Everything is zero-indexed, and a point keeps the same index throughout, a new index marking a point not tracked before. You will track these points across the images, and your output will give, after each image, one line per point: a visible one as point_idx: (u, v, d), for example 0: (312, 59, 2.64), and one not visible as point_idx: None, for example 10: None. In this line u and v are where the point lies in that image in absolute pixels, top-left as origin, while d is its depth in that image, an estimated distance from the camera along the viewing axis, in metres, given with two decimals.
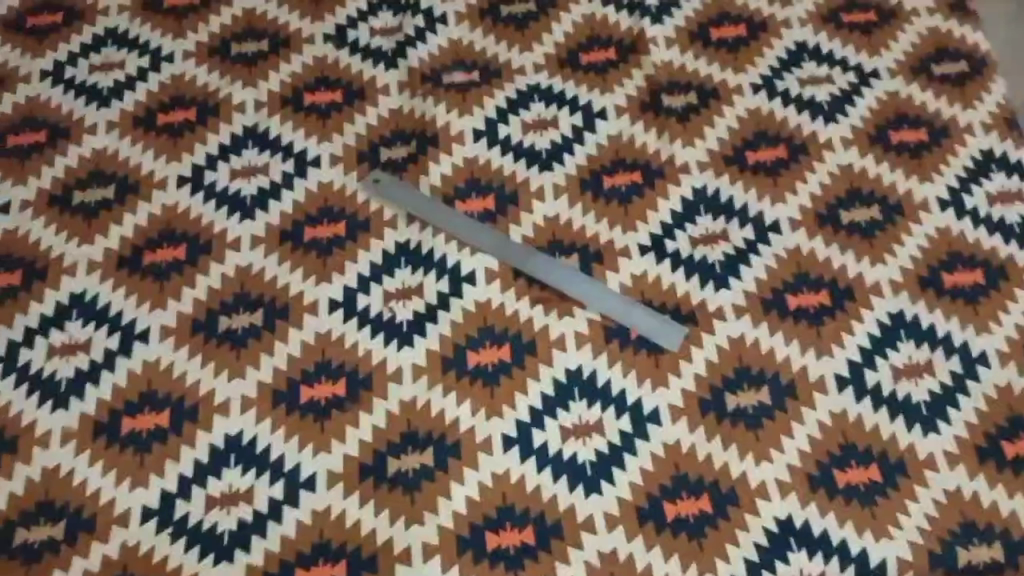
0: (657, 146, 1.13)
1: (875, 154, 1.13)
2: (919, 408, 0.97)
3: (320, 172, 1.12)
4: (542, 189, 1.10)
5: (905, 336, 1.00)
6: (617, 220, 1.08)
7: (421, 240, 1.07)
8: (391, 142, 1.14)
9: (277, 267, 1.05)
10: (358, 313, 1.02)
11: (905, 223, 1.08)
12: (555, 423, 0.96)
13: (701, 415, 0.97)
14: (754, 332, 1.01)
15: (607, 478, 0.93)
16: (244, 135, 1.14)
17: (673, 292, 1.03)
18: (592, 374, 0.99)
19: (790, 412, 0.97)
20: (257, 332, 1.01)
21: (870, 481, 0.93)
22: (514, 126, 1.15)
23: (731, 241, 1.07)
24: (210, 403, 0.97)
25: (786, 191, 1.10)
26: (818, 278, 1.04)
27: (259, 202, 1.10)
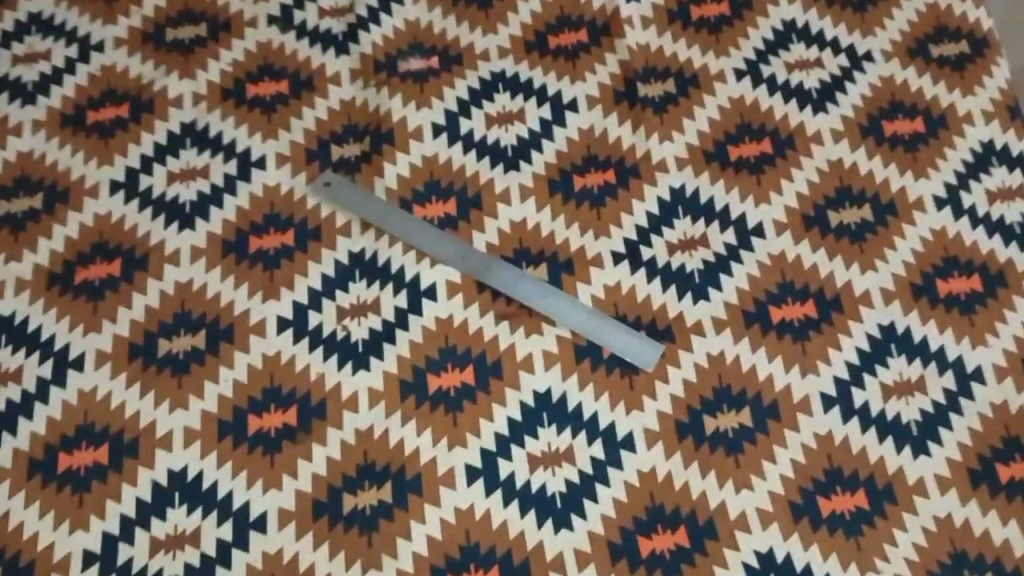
0: (632, 141, 1.04)
1: (866, 147, 1.04)
2: (910, 429, 0.91)
3: (265, 174, 1.03)
4: (508, 190, 1.02)
5: (895, 352, 0.94)
6: (589, 225, 1.00)
7: (377, 250, 0.99)
8: (342, 138, 1.05)
9: (220, 283, 0.97)
10: (310, 332, 0.95)
11: (897, 224, 1.00)
12: (521, 452, 0.90)
13: (678, 440, 0.91)
14: (734, 348, 0.94)
15: (578, 511, 0.88)
16: (182, 133, 1.05)
17: (649, 305, 0.96)
18: (563, 397, 0.92)
19: (773, 435, 0.91)
20: (200, 356, 0.94)
21: (857, 511, 0.88)
22: (477, 120, 1.05)
23: (711, 247, 0.99)
24: (151, 436, 0.90)
25: (770, 191, 1.02)
26: (804, 287, 0.97)
27: (200, 209, 1.01)
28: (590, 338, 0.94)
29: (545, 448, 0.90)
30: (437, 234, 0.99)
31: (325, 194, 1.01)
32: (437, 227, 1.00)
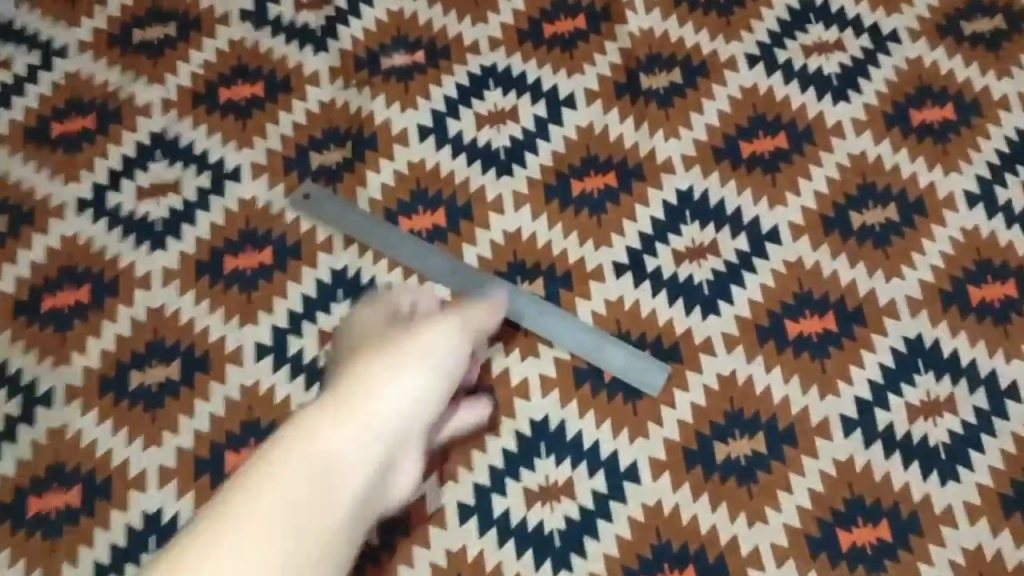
0: (635, 139, 0.96)
1: (891, 140, 0.95)
2: (938, 453, 0.84)
3: (240, 187, 0.97)
4: (500, 198, 0.94)
5: (923, 368, 0.86)
6: (589, 234, 0.93)
7: (361, 267, 0.93)
8: (321, 144, 0.98)
9: (195, 308, 0.92)
10: (290, 359, 0.90)
11: (926, 224, 0.92)
12: (517, 486, 0.85)
13: (685, 470, 0.84)
14: (747, 368, 0.87)
15: (578, 549, 0.83)
16: (152, 144, 0.99)
17: (654, 321, 0.89)
18: (561, 425, 0.86)
19: (788, 463, 0.84)
20: (174, 388, 0.89)
21: (880, 545, 0.82)
22: (466, 121, 0.97)
23: (722, 256, 0.91)
24: (125, 476, 0.86)
25: (786, 191, 0.93)
26: (823, 298, 0.89)
27: (171, 227, 0.95)
28: (593, 360, 0.88)
29: (541, 481, 0.85)
30: (425, 249, 0.92)
31: (304, 208, 0.95)
32: (424, 240, 0.93)
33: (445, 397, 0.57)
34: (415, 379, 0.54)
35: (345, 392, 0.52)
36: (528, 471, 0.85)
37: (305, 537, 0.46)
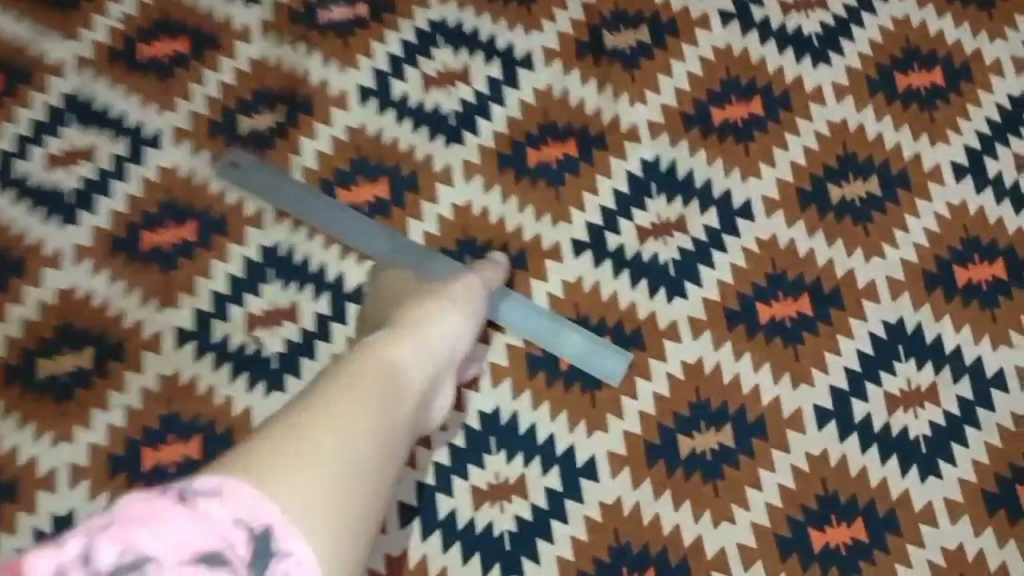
0: (598, 104, 0.87)
1: (875, 106, 0.88)
2: (918, 447, 0.78)
3: (161, 155, 0.87)
4: (449, 168, 0.86)
5: (904, 355, 0.80)
6: (546, 209, 0.85)
7: (293, 245, 0.84)
8: (252, 107, 0.88)
9: (110, 289, 0.83)
10: (215, 347, 0.82)
11: (909, 199, 0.85)
12: (464, 484, 0.78)
13: (647, 465, 0.78)
14: (715, 355, 0.80)
15: (530, 552, 0.76)
16: (63, 107, 0.89)
17: (616, 305, 0.82)
18: (513, 418, 0.79)
19: (757, 458, 0.78)
20: (87, 378, 0.81)
21: (854, 545, 0.76)
22: (411, 82, 0.88)
23: (690, 233, 0.84)
24: (32, 475, 0.78)
25: (761, 162, 0.85)
26: (799, 279, 0.82)
27: (84, 199, 0.86)
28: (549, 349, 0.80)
29: (492, 480, 0.78)
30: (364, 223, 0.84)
31: (231, 176, 0.86)
32: (363, 214, 0.85)
33: (475, 340, 0.69)
34: (460, 315, 0.66)
35: (402, 322, 0.62)
36: (477, 470, 0.78)
37: (398, 391, 0.53)
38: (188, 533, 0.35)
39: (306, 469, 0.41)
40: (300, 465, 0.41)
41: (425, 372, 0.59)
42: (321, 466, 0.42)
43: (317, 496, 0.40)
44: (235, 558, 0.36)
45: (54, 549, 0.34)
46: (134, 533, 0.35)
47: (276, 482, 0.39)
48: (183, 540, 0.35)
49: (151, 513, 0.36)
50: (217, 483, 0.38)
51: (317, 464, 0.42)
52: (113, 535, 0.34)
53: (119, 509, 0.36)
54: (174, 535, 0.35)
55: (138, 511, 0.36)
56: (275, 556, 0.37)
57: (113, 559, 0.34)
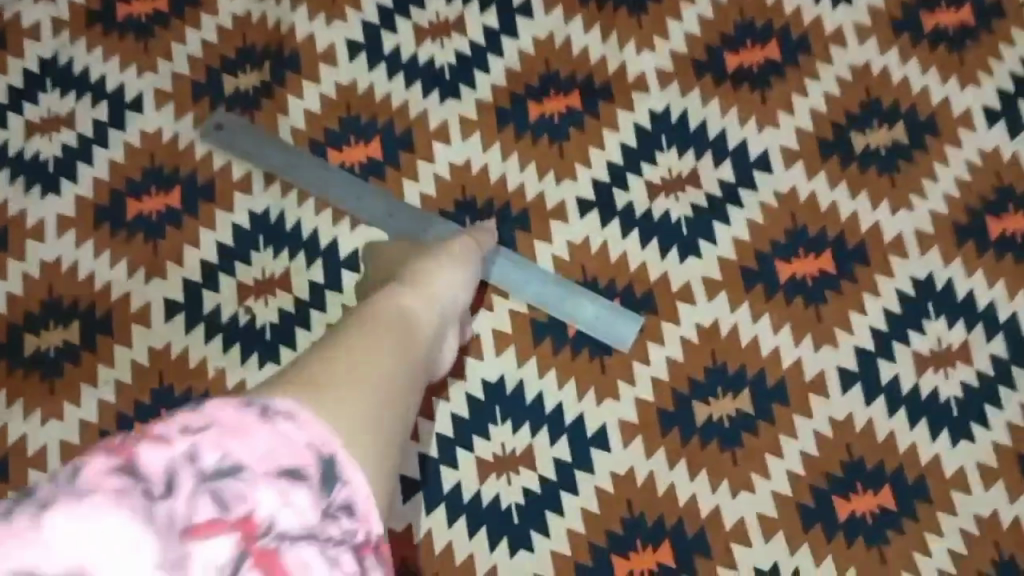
0: (602, 52, 0.82)
1: (900, 50, 0.81)
2: (949, 410, 0.73)
3: (143, 119, 0.83)
4: (445, 125, 0.81)
5: (934, 314, 0.75)
6: (549, 166, 0.80)
7: (283, 210, 0.80)
8: (236, 65, 0.83)
9: (95, 261, 0.79)
10: (205, 318, 0.78)
11: (938, 146, 0.79)
12: (469, 456, 0.74)
13: (661, 434, 0.74)
14: (731, 317, 0.75)
15: (539, 526, 0.73)
16: (40, 72, 0.84)
17: (625, 266, 0.77)
18: (518, 387, 0.75)
19: (777, 424, 0.73)
20: (75, 354, 0.77)
21: (881, 514, 0.72)
22: (403, 35, 0.83)
23: (703, 188, 0.78)
24: (23, 454, 0.75)
25: (778, 110, 0.80)
26: (820, 235, 0.77)
27: (65, 167, 0.82)
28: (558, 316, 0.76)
29: (498, 452, 0.74)
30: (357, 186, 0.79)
31: (214, 138, 0.81)
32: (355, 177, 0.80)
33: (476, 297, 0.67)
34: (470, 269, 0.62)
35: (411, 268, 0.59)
36: (482, 441, 0.74)
37: (421, 327, 0.52)
38: (275, 449, 0.36)
39: (345, 405, 0.40)
40: (342, 400, 0.40)
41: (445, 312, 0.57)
42: (358, 402, 0.41)
43: (360, 428, 0.40)
44: (311, 480, 0.36)
45: (164, 443, 0.35)
46: (228, 443, 0.36)
47: (323, 416, 0.39)
48: (268, 456, 0.36)
49: (243, 423, 0.36)
50: (289, 404, 0.38)
51: (357, 399, 0.41)
52: (211, 439, 0.35)
53: (218, 411, 0.37)
54: (264, 448, 0.36)
55: (232, 418, 0.36)
56: (340, 483, 0.37)
57: (209, 463, 0.35)
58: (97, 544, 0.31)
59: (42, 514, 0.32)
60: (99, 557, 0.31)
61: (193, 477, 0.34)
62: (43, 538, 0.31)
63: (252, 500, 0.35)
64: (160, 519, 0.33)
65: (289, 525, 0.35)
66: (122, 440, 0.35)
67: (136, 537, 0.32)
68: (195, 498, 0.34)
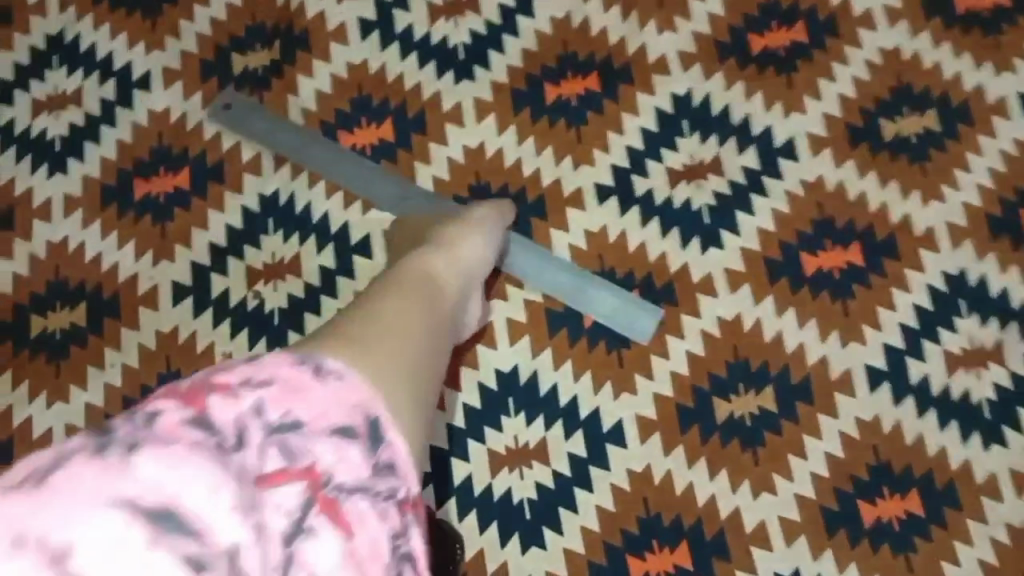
0: (622, 33, 0.79)
1: (932, 32, 0.77)
2: (981, 412, 0.70)
3: (150, 98, 0.81)
4: (459, 107, 0.78)
5: (967, 311, 0.72)
6: (567, 151, 0.77)
7: (293, 192, 0.78)
8: (246, 44, 0.81)
9: (100, 242, 0.78)
10: (213, 303, 0.76)
11: (973, 135, 0.75)
12: (480, 447, 0.72)
13: (680, 432, 0.71)
14: (754, 310, 0.73)
15: (552, 523, 0.70)
16: (47, 49, 0.82)
17: (644, 256, 0.75)
18: (533, 378, 0.73)
19: (801, 423, 0.71)
20: (80, 337, 0.76)
21: (909, 520, 0.69)
22: (416, 13, 0.80)
23: (727, 176, 0.76)
24: (26, 439, 0.74)
25: (805, 96, 0.77)
26: (848, 227, 0.74)
27: (72, 146, 0.80)
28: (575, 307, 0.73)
29: (510, 444, 0.72)
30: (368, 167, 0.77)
31: (222, 118, 0.79)
32: (366, 159, 0.78)
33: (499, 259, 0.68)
34: (494, 235, 0.64)
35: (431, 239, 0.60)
36: (495, 433, 0.72)
37: (444, 296, 0.52)
38: (335, 408, 0.35)
39: (384, 356, 0.40)
40: (381, 353, 0.39)
41: (466, 280, 0.58)
42: (395, 356, 0.40)
43: (399, 380, 0.39)
44: (368, 437, 0.36)
45: (231, 397, 0.33)
46: (292, 400, 0.34)
47: (364, 365, 0.38)
48: (330, 409, 0.35)
49: (303, 378, 0.36)
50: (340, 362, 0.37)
51: (394, 352, 0.40)
52: (275, 394, 0.34)
53: (279, 365, 0.36)
54: (325, 405, 0.35)
55: (294, 373, 0.36)
56: (387, 443, 0.37)
57: (276, 416, 0.34)
58: (179, 482, 0.29)
59: (115, 457, 0.30)
60: (182, 496, 0.29)
61: (263, 428, 0.33)
62: (132, 475, 0.29)
63: (318, 453, 0.34)
64: (234, 466, 0.31)
65: (350, 480, 0.34)
66: (186, 388, 0.33)
67: (214, 480, 0.30)
68: (264, 453, 0.33)
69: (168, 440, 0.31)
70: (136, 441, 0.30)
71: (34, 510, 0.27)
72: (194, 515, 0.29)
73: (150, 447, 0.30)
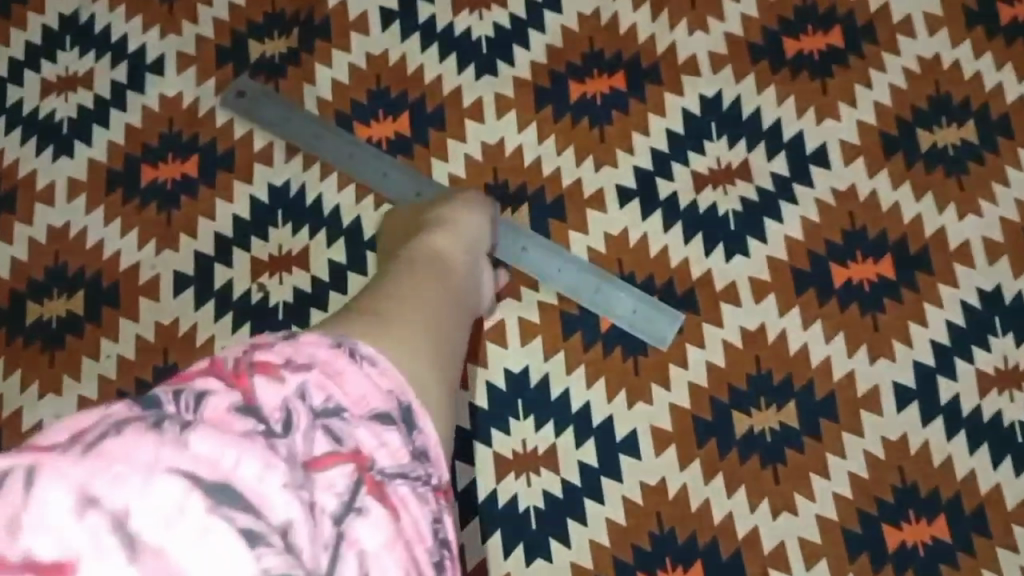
0: (651, 32, 0.76)
1: (973, 40, 0.75)
2: (1014, 436, 0.67)
3: (162, 83, 0.79)
4: (480, 102, 0.76)
5: (1003, 330, 0.69)
6: (589, 150, 0.74)
7: (305, 183, 0.75)
8: (263, 31, 0.79)
9: (104, 228, 0.75)
10: (216, 294, 0.73)
11: (1013, 147, 0.72)
12: (487, 452, 0.69)
13: (697, 445, 0.68)
14: (779, 322, 0.70)
15: (559, 536, 0.67)
16: (60, 30, 0.81)
17: (666, 261, 0.72)
18: (544, 382, 0.70)
19: (824, 441, 0.68)
20: (77, 326, 0.73)
21: (935, 545, 0.66)
22: (439, 5, 0.78)
23: (754, 181, 0.73)
24: (16, 428, 0.71)
25: (839, 101, 0.74)
26: (879, 238, 0.71)
27: (80, 130, 0.78)
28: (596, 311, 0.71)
29: (518, 448, 0.69)
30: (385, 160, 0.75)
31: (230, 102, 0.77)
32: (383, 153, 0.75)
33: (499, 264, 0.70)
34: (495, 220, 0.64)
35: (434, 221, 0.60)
36: (502, 436, 0.69)
37: (457, 276, 0.53)
38: (371, 394, 0.37)
39: (406, 347, 0.42)
40: (402, 341, 0.42)
41: (473, 256, 0.58)
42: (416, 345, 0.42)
43: (424, 370, 0.42)
44: (402, 422, 0.38)
45: (276, 380, 0.35)
46: (332, 384, 0.36)
47: (389, 355, 0.40)
48: (366, 395, 0.37)
49: (340, 363, 0.38)
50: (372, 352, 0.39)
51: (416, 342, 0.43)
52: (317, 379, 0.36)
53: (316, 347, 0.38)
54: (362, 390, 0.37)
55: (331, 357, 0.38)
56: (419, 430, 0.39)
57: (319, 401, 0.35)
58: (234, 459, 0.32)
59: (172, 432, 0.32)
60: (237, 472, 0.31)
61: (308, 410, 0.35)
62: (185, 450, 0.31)
63: (361, 436, 0.36)
64: (283, 447, 0.33)
65: (388, 462, 0.36)
66: (231, 369, 0.35)
67: (266, 459, 0.32)
68: (311, 435, 0.34)
69: (222, 421, 0.33)
70: (192, 419, 0.32)
71: (96, 473, 0.29)
72: (249, 490, 0.31)
73: (204, 427, 0.32)
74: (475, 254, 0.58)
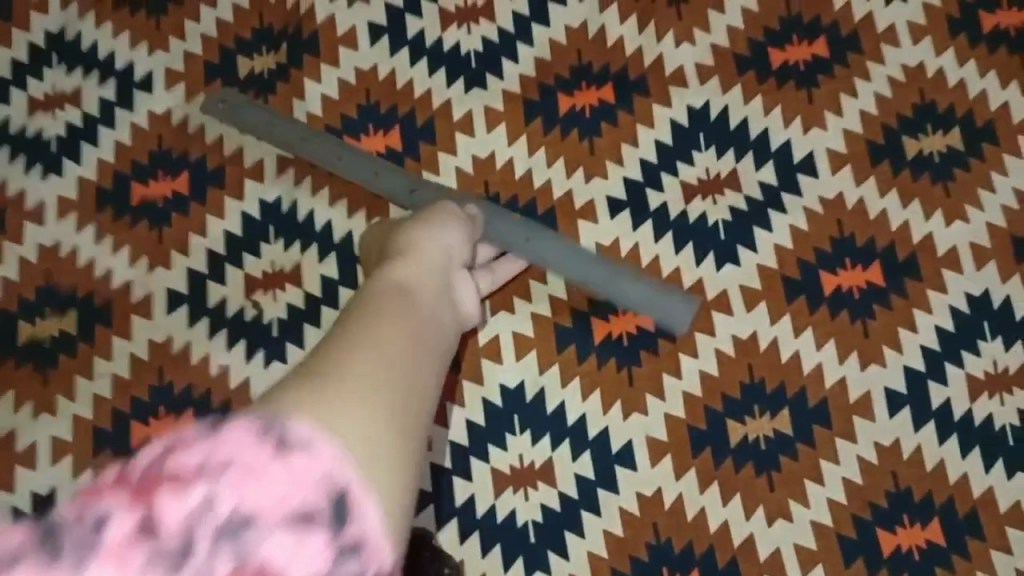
0: (639, 43, 0.77)
1: (957, 47, 0.76)
2: (1005, 439, 0.67)
3: (151, 99, 0.79)
4: (470, 116, 0.76)
5: (992, 334, 0.69)
6: (579, 162, 0.75)
7: (297, 199, 0.75)
8: (252, 47, 0.79)
9: (95, 247, 0.75)
10: (209, 312, 0.73)
11: (997, 152, 0.73)
12: (483, 468, 0.69)
13: (692, 454, 0.68)
14: (771, 329, 0.70)
15: (557, 548, 0.67)
16: (48, 48, 0.80)
17: (657, 270, 0.72)
18: (539, 396, 0.70)
19: (818, 448, 0.68)
20: (70, 345, 0.73)
21: (930, 549, 0.66)
22: (428, 19, 0.78)
23: (743, 190, 0.73)
24: (9, 450, 0.71)
25: (825, 110, 0.75)
26: (868, 245, 0.72)
27: (69, 148, 0.78)
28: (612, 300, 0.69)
29: (515, 462, 0.69)
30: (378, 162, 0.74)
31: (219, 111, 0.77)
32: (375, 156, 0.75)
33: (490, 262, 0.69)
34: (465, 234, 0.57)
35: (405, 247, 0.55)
36: (499, 451, 0.69)
37: (428, 304, 0.47)
38: (293, 492, 0.32)
39: (356, 400, 0.36)
40: (346, 402, 0.36)
41: (447, 280, 0.52)
42: (367, 398, 0.36)
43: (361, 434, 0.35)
44: (332, 520, 0.32)
45: (180, 489, 0.31)
46: (245, 488, 0.31)
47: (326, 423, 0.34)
48: (286, 495, 0.32)
49: (258, 458, 0.32)
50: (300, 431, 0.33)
51: (367, 393, 0.37)
52: (227, 483, 0.31)
53: (234, 441, 0.32)
54: (280, 491, 0.32)
55: (254, 445, 0.32)
56: (353, 521, 0.33)
57: (227, 511, 0.31)
58: None
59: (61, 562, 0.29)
60: None
61: (216, 522, 0.31)
62: None
63: (272, 549, 0.31)
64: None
65: (314, 573, 0.31)
66: (134, 473, 0.31)
67: None
68: (217, 551, 0.30)
69: (115, 550, 0.29)
70: (87, 549, 0.29)
71: None
72: None
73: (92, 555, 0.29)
74: (448, 275, 0.52)
